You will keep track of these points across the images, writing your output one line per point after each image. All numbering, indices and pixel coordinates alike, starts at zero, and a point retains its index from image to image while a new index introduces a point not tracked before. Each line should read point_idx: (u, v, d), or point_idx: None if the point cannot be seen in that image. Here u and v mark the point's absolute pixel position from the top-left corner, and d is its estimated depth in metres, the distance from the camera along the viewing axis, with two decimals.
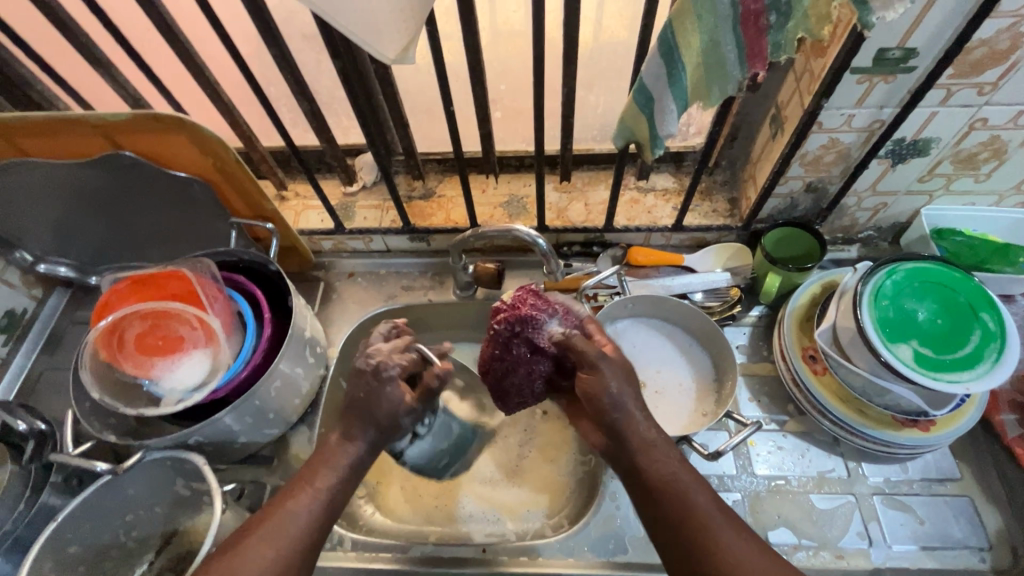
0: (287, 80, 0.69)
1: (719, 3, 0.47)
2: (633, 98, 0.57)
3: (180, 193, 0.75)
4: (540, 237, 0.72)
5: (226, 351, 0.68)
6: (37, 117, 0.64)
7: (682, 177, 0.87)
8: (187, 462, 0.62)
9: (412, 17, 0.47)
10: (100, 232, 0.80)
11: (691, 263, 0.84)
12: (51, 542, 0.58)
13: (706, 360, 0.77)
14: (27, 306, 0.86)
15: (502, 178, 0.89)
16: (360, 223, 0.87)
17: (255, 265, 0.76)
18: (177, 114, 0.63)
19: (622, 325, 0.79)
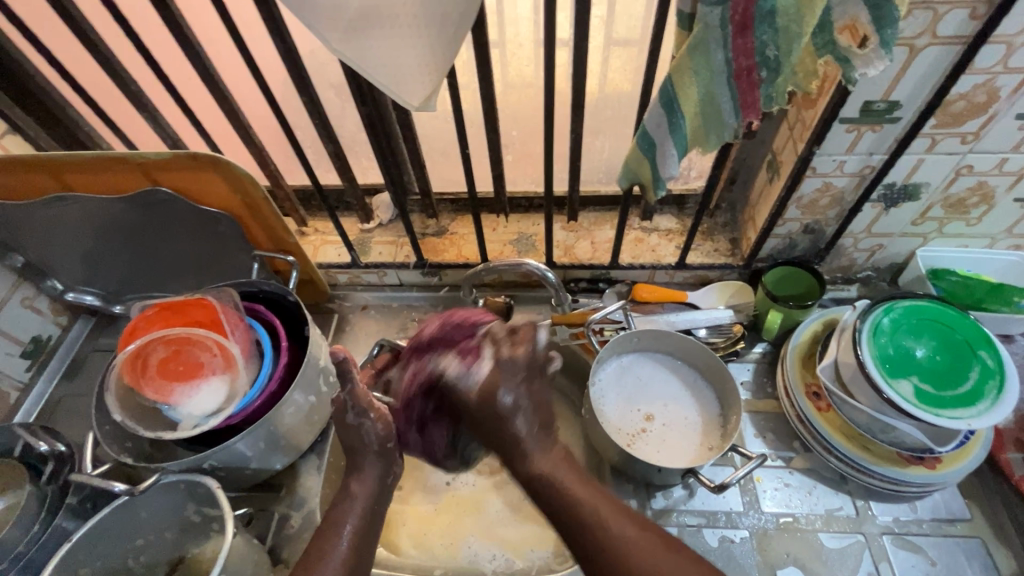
0: (316, 124, 0.74)
1: (714, 60, 0.52)
2: (636, 143, 0.61)
3: (208, 227, 0.79)
4: (548, 270, 0.76)
5: (243, 378, 0.70)
6: (84, 156, 0.69)
7: (684, 218, 0.91)
8: (200, 486, 0.63)
9: (434, 70, 0.53)
10: (129, 263, 0.84)
11: (694, 300, 0.86)
12: (64, 564, 0.59)
13: (710, 395, 0.78)
14: (52, 333, 0.89)
15: (512, 218, 0.94)
16: (375, 258, 0.91)
17: (275, 296, 0.79)
18: (213, 154, 0.68)
19: (627, 359, 0.81)
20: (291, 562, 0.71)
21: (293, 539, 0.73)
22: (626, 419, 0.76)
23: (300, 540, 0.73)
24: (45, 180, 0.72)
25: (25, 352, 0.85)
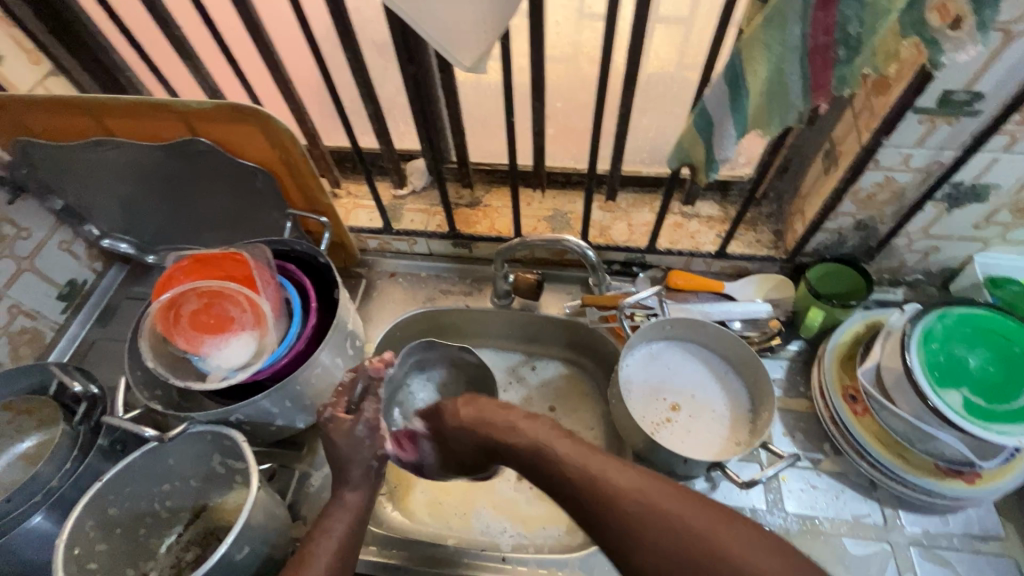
0: (358, 83, 0.72)
1: (789, 35, 0.48)
2: (693, 120, 0.58)
3: (245, 181, 0.79)
4: (588, 249, 0.74)
5: (272, 334, 0.70)
6: (125, 101, 0.68)
7: (727, 206, 0.88)
8: (226, 438, 0.64)
9: (491, 28, 0.50)
10: (164, 214, 0.85)
11: (731, 291, 0.84)
12: (95, 503, 0.60)
13: (741, 389, 0.76)
14: (87, 278, 0.90)
15: (547, 193, 0.92)
16: (407, 225, 0.90)
17: (306, 256, 0.79)
18: (254, 107, 0.67)
19: (656, 346, 0.80)
20: (310, 519, 0.72)
21: (314, 497, 0.74)
22: (652, 407, 0.75)
23: (320, 498, 0.74)
24: (87, 126, 0.72)
25: (61, 294, 0.86)
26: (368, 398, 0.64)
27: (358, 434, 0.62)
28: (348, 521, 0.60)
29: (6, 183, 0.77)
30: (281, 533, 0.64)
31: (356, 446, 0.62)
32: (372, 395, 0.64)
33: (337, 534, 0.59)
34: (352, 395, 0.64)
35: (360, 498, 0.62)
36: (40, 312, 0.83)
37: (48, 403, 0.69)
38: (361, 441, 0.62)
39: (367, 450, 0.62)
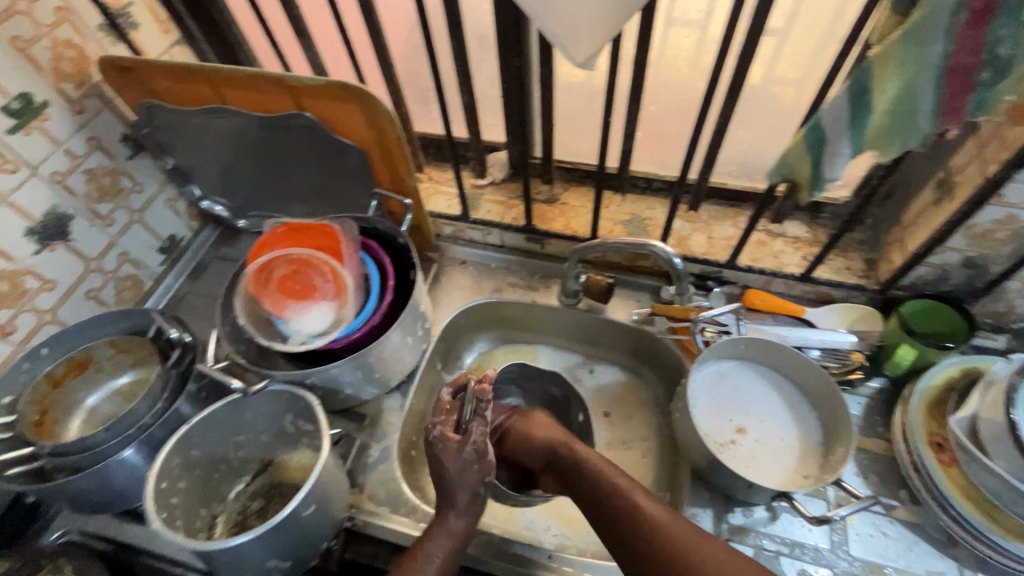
0: (458, 72, 0.74)
1: (928, 53, 0.45)
2: (803, 135, 0.56)
3: (339, 158, 0.82)
4: (675, 256, 0.72)
5: (350, 307, 0.73)
6: (243, 72, 0.72)
7: (817, 228, 0.84)
8: (301, 399, 0.68)
9: (609, 24, 0.49)
10: (260, 182, 0.90)
11: (812, 317, 0.80)
12: (181, 443, 0.64)
13: (814, 420, 0.73)
14: (185, 235, 0.97)
15: (627, 197, 0.91)
16: (483, 215, 0.91)
17: (387, 235, 0.81)
18: (358, 86, 0.69)
19: (727, 364, 0.77)
20: (366, 488, 0.75)
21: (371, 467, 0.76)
22: (717, 426, 0.73)
23: (377, 470, 0.76)
24: (204, 94, 0.77)
25: (162, 247, 0.92)
26: (477, 419, 0.65)
27: (466, 455, 0.64)
28: (449, 548, 0.61)
29: (129, 140, 0.83)
30: (340, 497, 0.67)
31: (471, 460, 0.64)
32: (480, 416, 0.65)
33: (436, 558, 0.60)
34: (461, 415, 0.67)
35: (465, 524, 0.63)
36: (143, 262, 0.90)
37: (148, 346, 0.76)
38: (470, 464, 0.64)
39: (476, 472, 0.64)
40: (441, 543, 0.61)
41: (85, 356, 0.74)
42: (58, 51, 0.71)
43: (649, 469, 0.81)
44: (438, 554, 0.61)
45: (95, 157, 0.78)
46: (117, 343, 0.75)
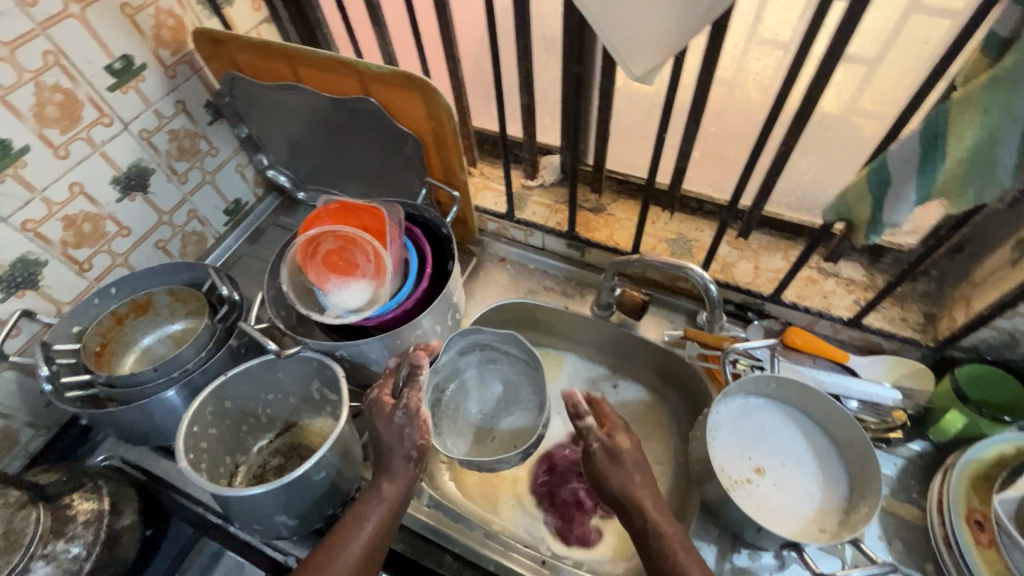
0: (520, 72, 0.75)
1: (1017, 102, 0.42)
2: (867, 175, 0.54)
3: (396, 144, 0.85)
4: (711, 282, 0.70)
5: (386, 288, 0.76)
6: (319, 55, 0.76)
7: (875, 273, 0.79)
8: (329, 370, 0.71)
9: (671, 42, 0.49)
10: (321, 159, 0.94)
11: (856, 366, 0.76)
12: (217, 393, 0.69)
13: (841, 473, 0.69)
14: (249, 200, 1.03)
15: (675, 216, 0.89)
16: (528, 216, 0.92)
17: (431, 224, 0.84)
18: (422, 77, 0.72)
19: (755, 401, 0.74)
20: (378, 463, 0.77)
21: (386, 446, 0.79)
22: (735, 462, 0.70)
23: None
24: (281, 69, 0.81)
25: (227, 209, 0.99)
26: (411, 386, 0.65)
27: (398, 420, 0.64)
28: (380, 514, 0.61)
29: (210, 107, 0.90)
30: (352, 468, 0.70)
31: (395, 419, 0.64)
32: (413, 382, 0.65)
33: (367, 525, 0.60)
34: (398, 380, 0.67)
35: (397, 490, 0.62)
36: (209, 221, 0.96)
37: (200, 299, 0.80)
38: (401, 429, 0.63)
39: (408, 436, 0.63)
40: (376, 510, 0.61)
41: (147, 300, 0.80)
42: (158, 19, 0.77)
43: None
44: (368, 522, 0.60)
45: (179, 119, 0.85)
46: (176, 293, 0.81)
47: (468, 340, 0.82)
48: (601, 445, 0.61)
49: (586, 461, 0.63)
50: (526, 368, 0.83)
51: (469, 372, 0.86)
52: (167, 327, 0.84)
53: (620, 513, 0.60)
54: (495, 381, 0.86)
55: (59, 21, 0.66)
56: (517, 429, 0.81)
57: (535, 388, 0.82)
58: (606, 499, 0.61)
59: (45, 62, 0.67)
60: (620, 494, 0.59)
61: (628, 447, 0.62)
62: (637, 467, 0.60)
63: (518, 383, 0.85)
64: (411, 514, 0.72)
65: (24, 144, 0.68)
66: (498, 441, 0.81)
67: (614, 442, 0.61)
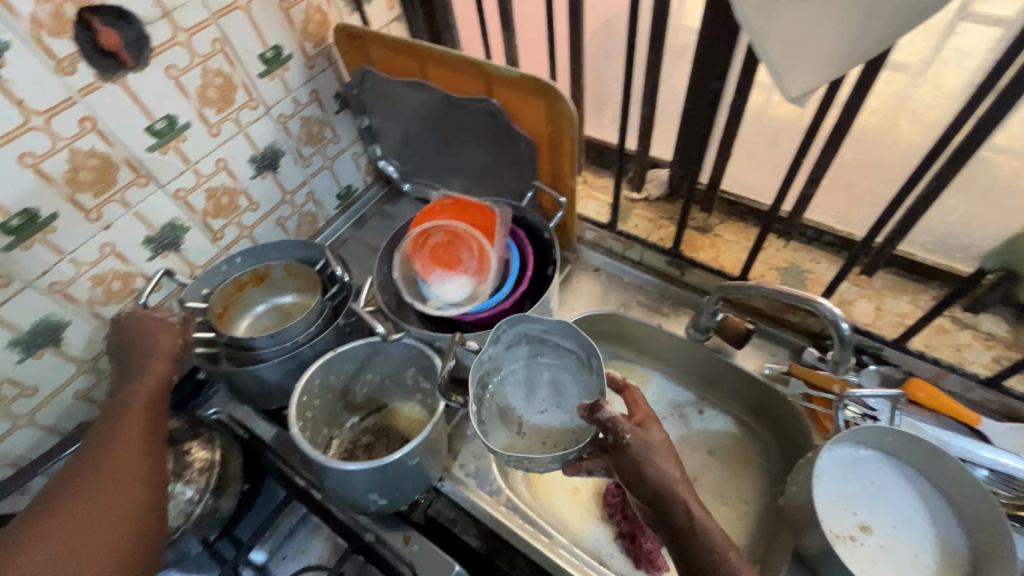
0: (647, 84, 0.74)
1: None
2: None
3: (508, 144, 0.86)
4: (844, 320, 0.65)
5: (486, 286, 0.77)
6: (450, 55, 0.78)
7: (1021, 331, 0.72)
8: (427, 359, 0.73)
9: (840, 62, 0.46)
10: (433, 155, 0.98)
11: (988, 431, 0.69)
12: (324, 367, 0.73)
13: (962, 548, 0.62)
14: (359, 187, 1.08)
15: (790, 245, 0.86)
16: (630, 228, 0.91)
17: (534, 227, 0.84)
18: (550, 83, 0.72)
19: (864, 453, 0.69)
20: (460, 455, 0.79)
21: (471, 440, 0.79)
22: (837, 516, 0.65)
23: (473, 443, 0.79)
24: (411, 66, 0.85)
25: (339, 193, 1.05)
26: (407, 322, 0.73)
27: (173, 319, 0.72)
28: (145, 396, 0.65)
29: (339, 97, 0.95)
30: (437, 458, 0.71)
31: (148, 323, 0.70)
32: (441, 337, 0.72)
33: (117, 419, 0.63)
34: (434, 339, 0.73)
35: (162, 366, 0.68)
36: (323, 203, 1.02)
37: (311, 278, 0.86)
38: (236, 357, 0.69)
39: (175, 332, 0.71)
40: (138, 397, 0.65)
41: (265, 271, 0.87)
42: (309, 14, 0.83)
43: (742, 534, 0.75)
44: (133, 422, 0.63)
45: (312, 107, 0.91)
46: (290, 268, 0.87)
47: (519, 329, 0.73)
48: (636, 437, 0.57)
49: (614, 450, 0.59)
50: (577, 364, 0.75)
51: (513, 364, 0.78)
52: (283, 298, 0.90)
53: (657, 509, 0.56)
54: (538, 376, 0.78)
55: (229, 12, 0.73)
56: (564, 434, 0.73)
57: (588, 389, 0.73)
58: (641, 494, 0.57)
59: (212, 49, 0.73)
60: (662, 487, 0.55)
61: (661, 440, 0.59)
62: (672, 459, 0.58)
63: (568, 382, 0.76)
64: (487, 511, 0.73)
65: (186, 120, 0.75)
66: (528, 439, 0.73)
67: (645, 432, 0.59)
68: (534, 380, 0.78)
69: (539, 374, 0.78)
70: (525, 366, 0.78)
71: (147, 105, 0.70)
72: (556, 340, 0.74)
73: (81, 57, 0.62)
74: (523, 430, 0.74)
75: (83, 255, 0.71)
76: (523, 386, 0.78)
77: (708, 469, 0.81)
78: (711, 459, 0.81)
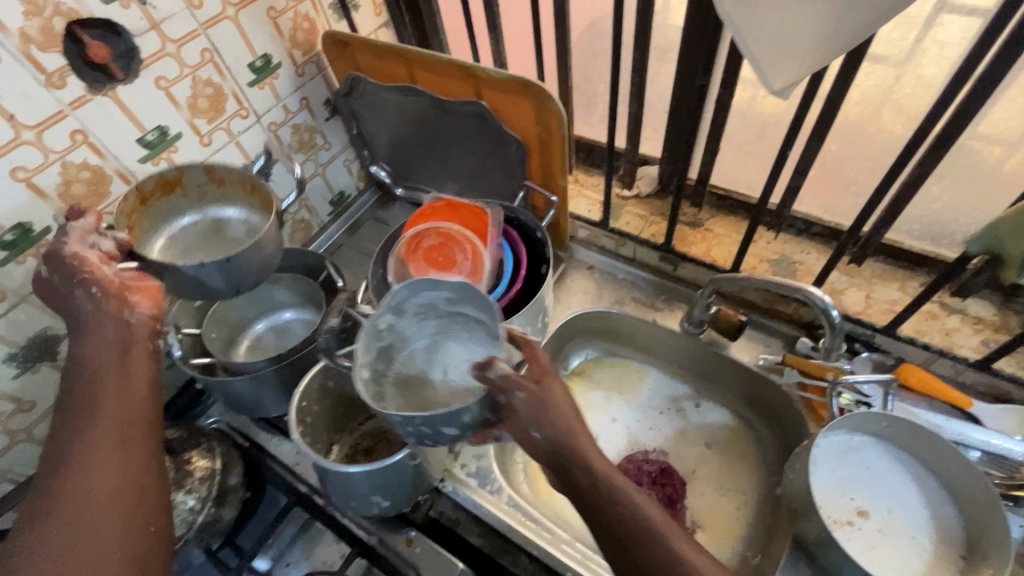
0: (634, 82, 0.75)
1: None
2: None
3: (499, 145, 0.87)
4: (833, 307, 0.66)
5: (481, 287, 0.78)
6: (439, 59, 0.79)
7: (1007, 314, 0.73)
8: None
9: (821, 54, 0.47)
10: (424, 159, 0.98)
11: (980, 413, 0.70)
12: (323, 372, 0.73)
13: (959, 530, 0.63)
14: (352, 193, 1.09)
15: (780, 237, 0.87)
16: (622, 225, 0.92)
17: (527, 227, 0.85)
18: (538, 83, 0.73)
19: (860, 439, 0.70)
20: (460, 456, 0.79)
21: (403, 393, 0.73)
22: (835, 502, 0.66)
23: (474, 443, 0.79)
24: (400, 71, 0.86)
25: (332, 200, 1.05)
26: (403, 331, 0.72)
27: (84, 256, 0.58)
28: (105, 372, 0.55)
29: (329, 104, 0.96)
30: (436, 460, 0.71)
31: (66, 284, 0.57)
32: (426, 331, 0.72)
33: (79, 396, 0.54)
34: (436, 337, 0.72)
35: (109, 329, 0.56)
36: (316, 210, 1.03)
37: (247, 180, 0.72)
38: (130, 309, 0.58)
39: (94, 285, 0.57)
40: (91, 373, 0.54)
41: (176, 174, 0.70)
42: (297, 23, 0.83)
43: (742, 524, 0.76)
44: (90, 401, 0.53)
45: (303, 114, 0.91)
46: (213, 170, 0.72)
47: (416, 297, 0.63)
48: (527, 393, 0.50)
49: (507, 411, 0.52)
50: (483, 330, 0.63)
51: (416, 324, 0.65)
52: (220, 212, 0.76)
53: (569, 479, 0.50)
54: (451, 336, 0.65)
55: (218, 22, 0.73)
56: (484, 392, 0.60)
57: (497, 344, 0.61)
58: (548, 462, 0.51)
59: (202, 59, 0.73)
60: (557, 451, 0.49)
61: (562, 396, 0.52)
62: (572, 414, 0.51)
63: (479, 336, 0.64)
64: (489, 509, 0.73)
65: (177, 130, 0.75)
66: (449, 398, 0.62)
67: (540, 388, 0.51)
68: (445, 332, 0.66)
69: (453, 335, 0.66)
70: (431, 318, 0.65)
71: (138, 116, 0.70)
72: (454, 306, 0.64)
73: (71, 70, 0.63)
74: (444, 382, 0.63)
75: None
76: (432, 345, 0.66)
77: (707, 459, 0.82)
78: (709, 451, 0.82)
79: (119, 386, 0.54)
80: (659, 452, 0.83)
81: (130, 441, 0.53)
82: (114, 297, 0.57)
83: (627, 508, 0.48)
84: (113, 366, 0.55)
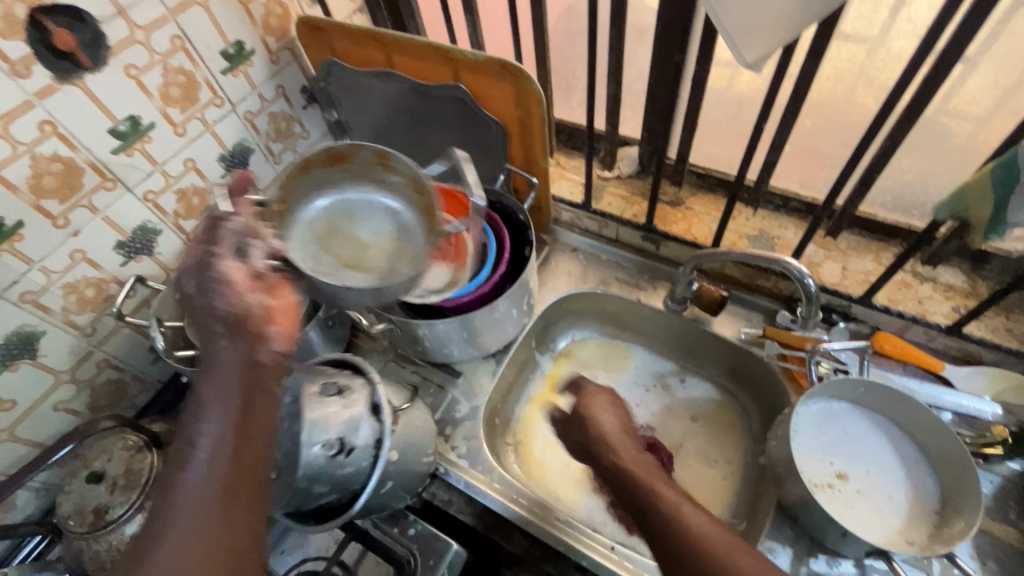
0: (611, 62, 0.76)
1: None
2: (993, 168, 0.54)
3: (479, 129, 0.86)
4: (809, 277, 0.68)
5: (466, 271, 0.78)
6: (416, 43, 0.79)
7: (976, 280, 0.75)
8: None
9: (790, 27, 0.48)
10: (404, 145, 0.97)
11: (951, 376, 0.72)
12: None
13: (933, 487, 0.66)
14: None
15: (758, 213, 0.88)
16: (604, 207, 0.92)
17: (510, 211, 0.85)
18: (517, 65, 0.73)
19: (839, 406, 0.72)
20: (451, 439, 0.79)
21: None
22: (815, 466, 0.68)
23: (465, 426, 0.80)
24: (377, 56, 0.85)
25: None
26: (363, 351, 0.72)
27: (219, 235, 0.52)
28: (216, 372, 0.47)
29: (306, 92, 0.94)
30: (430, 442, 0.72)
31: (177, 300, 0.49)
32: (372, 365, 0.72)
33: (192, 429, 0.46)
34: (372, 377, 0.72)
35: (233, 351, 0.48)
36: None
37: (379, 155, 0.71)
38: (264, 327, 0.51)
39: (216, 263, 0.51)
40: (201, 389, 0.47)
41: (349, 149, 0.71)
42: (268, 8, 0.82)
43: (727, 493, 0.78)
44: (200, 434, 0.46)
45: (278, 102, 0.90)
46: (384, 154, 0.70)
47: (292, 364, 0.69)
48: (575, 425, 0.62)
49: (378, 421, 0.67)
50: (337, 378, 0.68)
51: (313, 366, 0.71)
52: (377, 196, 0.75)
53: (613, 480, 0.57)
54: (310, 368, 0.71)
55: (187, 8, 0.71)
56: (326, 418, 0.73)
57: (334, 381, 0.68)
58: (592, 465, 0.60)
59: (172, 46, 0.72)
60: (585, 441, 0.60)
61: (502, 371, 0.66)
62: (609, 415, 0.61)
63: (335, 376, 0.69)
64: (481, 489, 0.74)
65: (149, 120, 0.74)
66: None
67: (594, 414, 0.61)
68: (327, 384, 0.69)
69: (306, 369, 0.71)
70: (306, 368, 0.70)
71: (108, 106, 0.69)
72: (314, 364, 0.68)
73: (36, 59, 0.61)
74: None
75: (53, 263, 0.70)
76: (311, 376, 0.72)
77: (692, 432, 0.84)
78: (694, 424, 0.84)
79: (240, 434, 0.46)
80: (647, 427, 0.84)
81: (240, 489, 0.46)
82: (248, 331, 0.49)
83: (645, 482, 0.54)
84: (231, 408, 0.46)
